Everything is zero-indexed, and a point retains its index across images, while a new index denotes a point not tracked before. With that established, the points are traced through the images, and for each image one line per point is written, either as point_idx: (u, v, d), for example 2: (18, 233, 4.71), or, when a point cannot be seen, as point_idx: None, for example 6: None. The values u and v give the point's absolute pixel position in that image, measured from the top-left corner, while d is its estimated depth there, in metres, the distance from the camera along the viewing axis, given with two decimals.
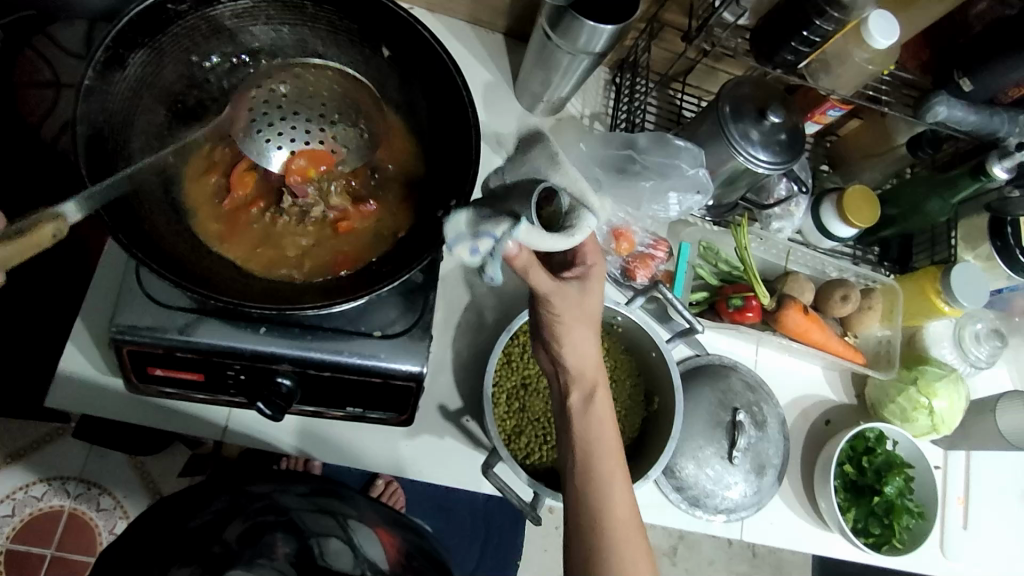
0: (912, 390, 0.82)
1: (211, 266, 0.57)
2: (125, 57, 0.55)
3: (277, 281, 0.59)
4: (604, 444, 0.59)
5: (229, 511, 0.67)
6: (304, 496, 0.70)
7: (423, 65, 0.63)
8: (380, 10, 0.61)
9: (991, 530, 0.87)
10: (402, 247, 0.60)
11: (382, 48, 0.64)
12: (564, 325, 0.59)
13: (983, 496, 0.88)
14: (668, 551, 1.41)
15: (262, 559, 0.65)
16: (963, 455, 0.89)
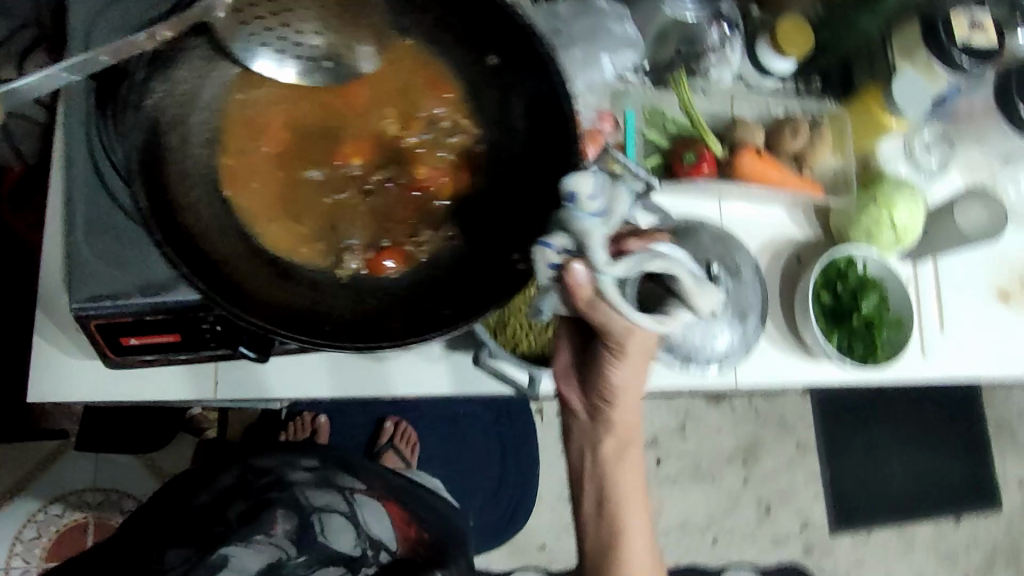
0: (872, 207, 0.84)
1: (274, 288, 0.58)
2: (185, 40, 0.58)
3: (321, 284, 0.59)
4: (628, 493, 0.76)
5: (231, 491, 0.94)
6: (309, 475, 0.98)
7: (530, 71, 0.61)
8: (496, 16, 0.60)
9: (966, 330, 0.93)
10: (472, 289, 0.60)
11: (490, 55, 0.62)
12: (623, 387, 0.69)
13: (955, 299, 0.93)
14: (679, 426, 1.69)
15: (260, 535, 0.90)
16: (932, 264, 0.94)
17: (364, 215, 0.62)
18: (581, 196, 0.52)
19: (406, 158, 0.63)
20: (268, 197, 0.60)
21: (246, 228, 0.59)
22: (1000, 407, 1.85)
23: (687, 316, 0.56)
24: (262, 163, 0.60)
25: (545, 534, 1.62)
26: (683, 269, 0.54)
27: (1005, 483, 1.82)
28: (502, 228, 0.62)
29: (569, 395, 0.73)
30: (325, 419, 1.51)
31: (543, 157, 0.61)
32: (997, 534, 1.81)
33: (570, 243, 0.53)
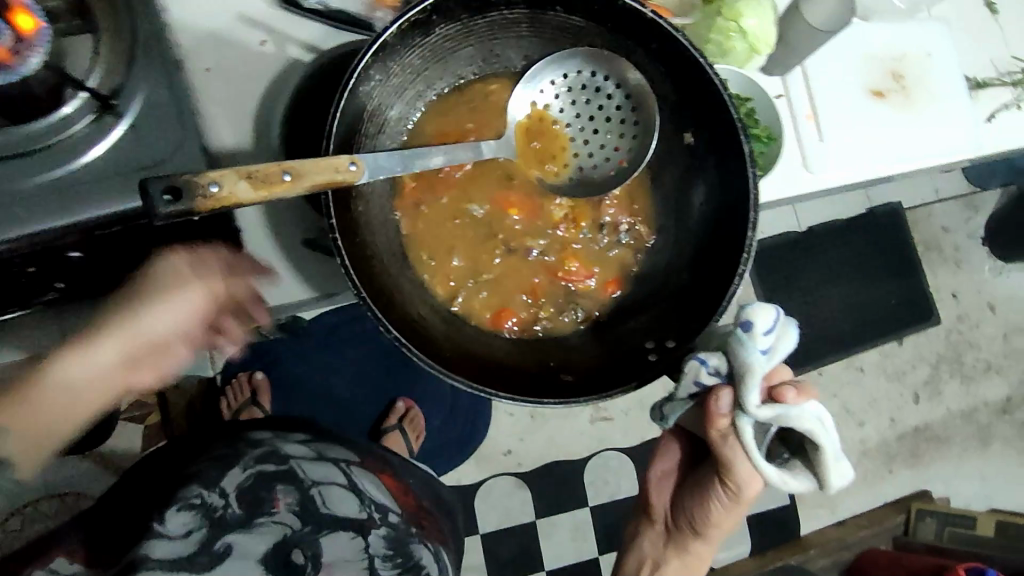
0: (719, 20, 0.82)
1: (454, 341, 0.81)
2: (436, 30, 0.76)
3: (449, 323, 0.83)
4: None
5: (226, 456, 1.00)
6: (307, 450, 1.04)
7: (726, 187, 0.81)
8: (708, 129, 0.80)
9: (842, 133, 0.94)
10: (605, 371, 0.82)
11: (686, 137, 0.83)
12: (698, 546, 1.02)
13: (828, 104, 0.94)
14: None
15: (264, 516, 0.97)
16: (800, 72, 0.93)
17: (512, 302, 0.88)
18: (754, 329, 0.78)
19: (571, 262, 0.90)
20: (439, 234, 0.87)
21: (416, 267, 0.85)
22: (924, 227, 1.90)
23: (808, 480, 0.79)
24: (449, 215, 0.88)
25: (508, 439, 1.60)
26: (822, 438, 0.75)
27: (939, 297, 1.89)
28: (664, 301, 0.86)
29: (661, 490, 1.06)
30: (262, 376, 1.47)
31: (715, 263, 0.82)
32: (940, 346, 1.87)
33: (722, 366, 0.81)
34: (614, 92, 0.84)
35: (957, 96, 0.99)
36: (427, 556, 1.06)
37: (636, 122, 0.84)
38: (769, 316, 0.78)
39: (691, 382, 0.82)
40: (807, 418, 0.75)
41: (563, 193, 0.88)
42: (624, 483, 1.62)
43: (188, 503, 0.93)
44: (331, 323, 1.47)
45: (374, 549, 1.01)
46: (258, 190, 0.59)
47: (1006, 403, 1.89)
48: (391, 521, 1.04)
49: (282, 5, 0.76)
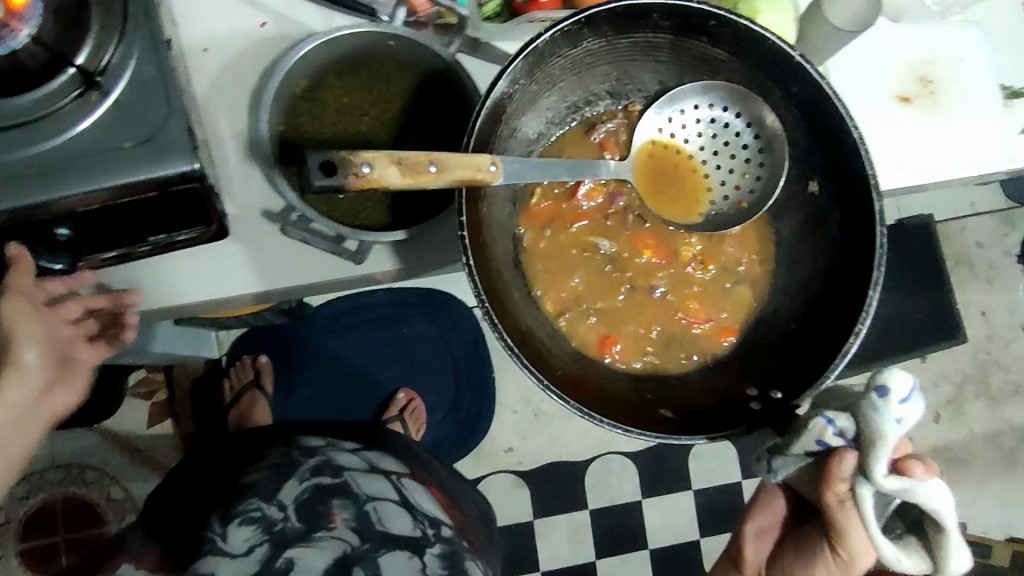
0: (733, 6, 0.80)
1: (559, 362, 0.78)
2: (580, 39, 0.74)
3: (556, 350, 0.80)
4: None
5: (273, 475, 0.93)
6: (358, 459, 0.97)
7: (850, 227, 0.76)
8: (840, 162, 0.75)
9: (862, 138, 0.90)
10: (707, 411, 0.79)
11: (809, 182, 0.79)
12: None
13: (847, 108, 0.90)
14: None
15: (321, 530, 0.88)
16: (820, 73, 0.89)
17: (620, 330, 0.85)
18: (892, 395, 0.67)
19: (676, 293, 0.87)
20: (553, 245, 0.85)
21: (530, 280, 0.83)
22: (956, 241, 1.83)
23: (922, 563, 0.73)
24: (560, 222, 0.85)
25: (512, 437, 1.59)
26: (951, 520, 0.70)
27: (967, 314, 1.82)
28: (775, 348, 0.82)
29: (755, 548, 1.02)
30: (267, 359, 1.50)
31: (835, 312, 0.77)
32: (966, 366, 1.81)
33: (850, 428, 0.72)
34: (745, 131, 0.82)
35: (991, 105, 0.93)
36: (478, 575, 0.95)
37: (762, 163, 0.82)
38: (909, 384, 0.68)
39: (813, 440, 0.73)
40: (940, 506, 0.69)
41: (688, 227, 0.85)
42: (626, 487, 1.60)
43: (248, 517, 0.89)
44: (339, 308, 1.52)
45: (431, 569, 0.89)
46: (405, 177, 0.60)
47: None
48: (446, 536, 0.94)
49: None
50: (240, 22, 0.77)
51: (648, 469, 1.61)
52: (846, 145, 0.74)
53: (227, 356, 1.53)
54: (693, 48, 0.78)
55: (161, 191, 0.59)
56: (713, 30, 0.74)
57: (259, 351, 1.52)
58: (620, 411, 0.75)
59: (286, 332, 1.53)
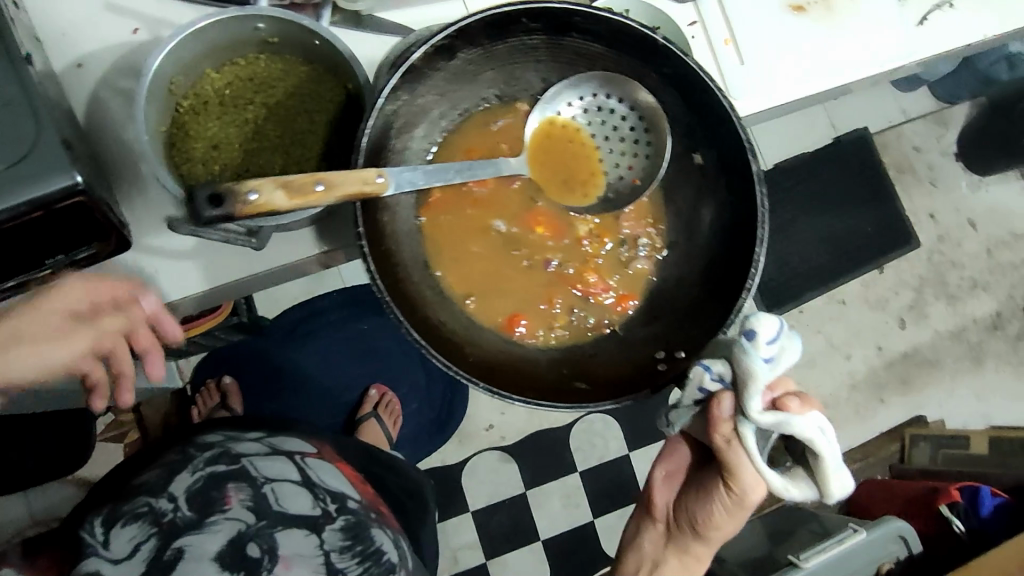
0: None
1: (459, 335, 0.77)
2: (455, 49, 0.74)
3: (451, 321, 0.78)
4: None
5: (173, 465, 1.03)
6: (260, 446, 1.08)
7: (740, 185, 0.76)
8: (717, 127, 0.76)
9: (765, 54, 0.90)
10: (621, 378, 0.79)
11: (694, 153, 0.80)
12: (701, 556, 0.94)
13: (746, 26, 0.90)
14: None
15: (216, 512, 0.96)
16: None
17: (531, 308, 0.83)
18: (759, 337, 0.67)
19: (574, 267, 0.85)
20: (449, 226, 0.82)
21: (427, 258, 0.80)
22: (895, 149, 1.85)
23: (811, 492, 0.71)
24: (459, 207, 0.83)
25: (490, 414, 1.59)
26: (825, 449, 0.68)
27: (916, 219, 1.84)
28: (685, 314, 0.81)
29: (661, 495, 0.98)
30: (232, 380, 1.48)
31: (733, 272, 0.77)
32: (922, 270, 1.83)
33: (727, 372, 0.72)
34: (629, 114, 0.82)
35: (885, 2, 0.95)
36: (386, 543, 1.02)
37: (649, 143, 0.82)
38: (776, 324, 0.67)
39: (691, 388, 0.75)
40: (815, 440, 0.68)
41: (580, 208, 0.85)
42: (611, 444, 1.62)
43: (135, 515, 0.96)
44: (295, 318, 1.51)
45: (330, 543, 0.97)
46: (293, 200, 0.59)
47: (995, 318, 1.85)
48: (349, 508, 1.01)
49: None
50: (114, 33, 0.74)
51: (629, 422, 1.63)
52: (719, 113, 0.75)
53: (190, 384, 1.52)
54: (568, 41, 0.77)
55: (46, 210, 0.58)
56: (584, 27, 0.74)
57: (222, 373, 1.51)
58: (530, 389, 0.76)
59: (245, 348, 1.52)
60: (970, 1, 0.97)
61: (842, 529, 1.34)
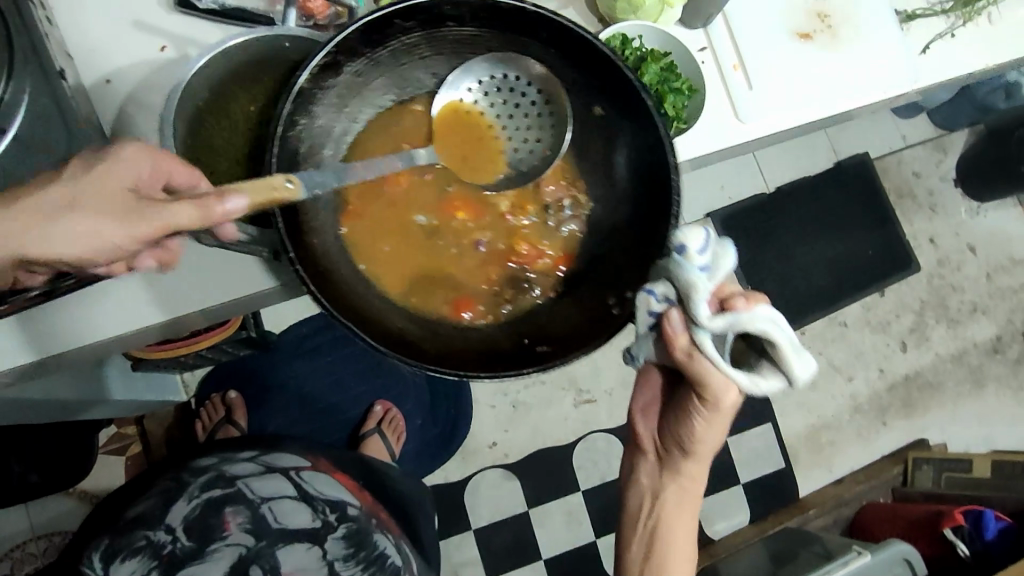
0: None
1: (412, 329, 0.74)
2: (340, 61, 0.71)
3: (399, 317, 0.75)
4: (678, 543, 0.94)
5: (167, 492, 1.02)
6: (254, 464, 1.06)
7: (642, 130, 0.74)
8: (612, 83, 0.73)
9: (774, 79, 0.92)
10: (578, 332, 0.76)
11: (595, 107, 0.77)
12: (697, 470, 0.92)
13: (754, 51, 0.92)
14: None
15: (216, 537, 0.97)
16: (721, 24, 0.92)
17: (475, 290, 0.79)
18: (690, 248, 0.65)
19: (497, 234, 0.81)
20: (370, 226, 0.78)
21: (352, 253, 0.76)
22: (895, 174, 1.87)
23: (778, 380, 0.65)
24: (373, 194, 0.78)
25: (494, 432, 1.59)
26: (778, 331, 0.63)
27: (917, 243, 1.86)
28: (618, 272, 0.77)
29: (648, 427, 0.94)
30: (236, 394, 1.48)
31: (654, 222, 0.74)
32: (923, 293, 1.85)
33: (671, 292, 0.69)
34: (528, 89, 0.78)
35: (889, 29, 0.97)
36: (390, 547, 1.02)
37: (552, 112, 0.78)
38: (704, 234, 0.66)
39: (641, 316, 0.70)
40: (764, 325, 0.63)
41: (497, 190, 0.81)
42: (614, 463, 1.62)
43: (133, 549, 0.95)
44: (300, 332, 1.52)
45: (333, 552, 0.98)
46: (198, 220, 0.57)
47: (996, 342, 1.86)
48: (351, 516, 1.01)
49: (181, 10, 0.76)
50: (141, 50, 0.76)
51: None
52: (602, 58, 0.71)
53: (195, 398, 1.52)
54: (445, 26, 0.73)
55: None
56: (456, 14, 0.72)
57: (226, 388, 1.51)
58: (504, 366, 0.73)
59: (251, 363, 1.53)
60: (969, 32, 1.00)
61: (846, 551, 1.34)
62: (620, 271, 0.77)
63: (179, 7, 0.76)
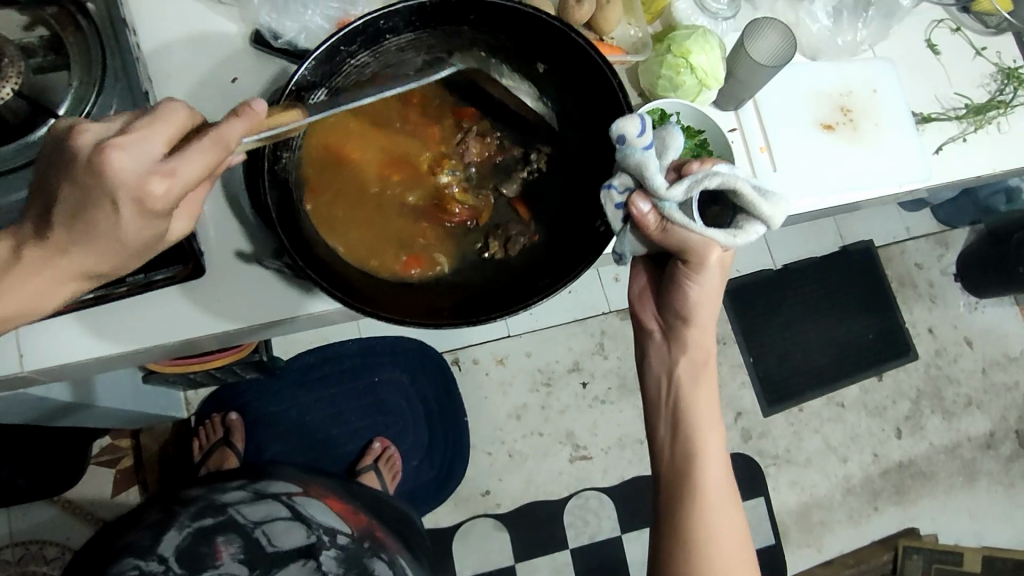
0: (669, 58, 0.86)
1: (391, 295, 0.76)
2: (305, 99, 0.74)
3: (376, 282, 0.77)
4: (709, 421, 0.82)
5: (158, 518, 0.98)
6: (244, 492, 1.03)
7: (581, 69, 0.77)
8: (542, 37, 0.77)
9: (795, 163, 0.98)
10: (560, 257, 0.79)
11: (536, 64, 0.80)
12: (702, 331, 0.82)
13: (779, 136, 0.99)
14: (597, 349, 1.69)
15: (210, 566, 0.94)
16: (751, 109, 0.99)
17: (418, 248, 0.81)
18: (629, 135, 0.69)
19: (436, 188, 0.84)
20: (326, 201, 0.79)
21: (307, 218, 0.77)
22: (898, 263, 1.93)
23: (756, 227, 0.68)
24: (321, 163, 0.79)
25: (487, 479, 1.59)
26: (740, 182, 0.66)
27: (916, 332, 1.90)
28: (564, 208, 0.83)
29: (644, 304, 0.86)
30: (237, 417, 1.48)
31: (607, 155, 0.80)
32: (920, 381, 1.88)
33: (627, 178, 0.71)
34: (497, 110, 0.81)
35: (905, 127, 1.03)
36: (384, 565, 0.99)
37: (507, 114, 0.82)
38: (638, 118, 0.69)
39: (611, 212, 0.72)
40: (729, 180, 0.66)
41: (421, 148, 0.84)
42: (605, 523, 1.61)
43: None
44: (308, 361, 1.55)
45: (327, 567, 0.96)
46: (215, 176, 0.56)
47: (989, 438, 1.88)
48: (340, 543, 0.99)
49: (256, 47, 0.80)
50: (210, 75, 0.80)
51: (624, 502, 1.62)
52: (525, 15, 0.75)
53: (195, 417, 1.52)
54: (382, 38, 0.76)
55: None
56: (393, 27, 0.75)
57: (228, 409, 1.52)
58: (487, 309, 0.76)
59: (255, 387, 1.54)
60: (979, 137, 1.06)
61: None
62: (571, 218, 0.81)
63: (255, 44, 0.80)
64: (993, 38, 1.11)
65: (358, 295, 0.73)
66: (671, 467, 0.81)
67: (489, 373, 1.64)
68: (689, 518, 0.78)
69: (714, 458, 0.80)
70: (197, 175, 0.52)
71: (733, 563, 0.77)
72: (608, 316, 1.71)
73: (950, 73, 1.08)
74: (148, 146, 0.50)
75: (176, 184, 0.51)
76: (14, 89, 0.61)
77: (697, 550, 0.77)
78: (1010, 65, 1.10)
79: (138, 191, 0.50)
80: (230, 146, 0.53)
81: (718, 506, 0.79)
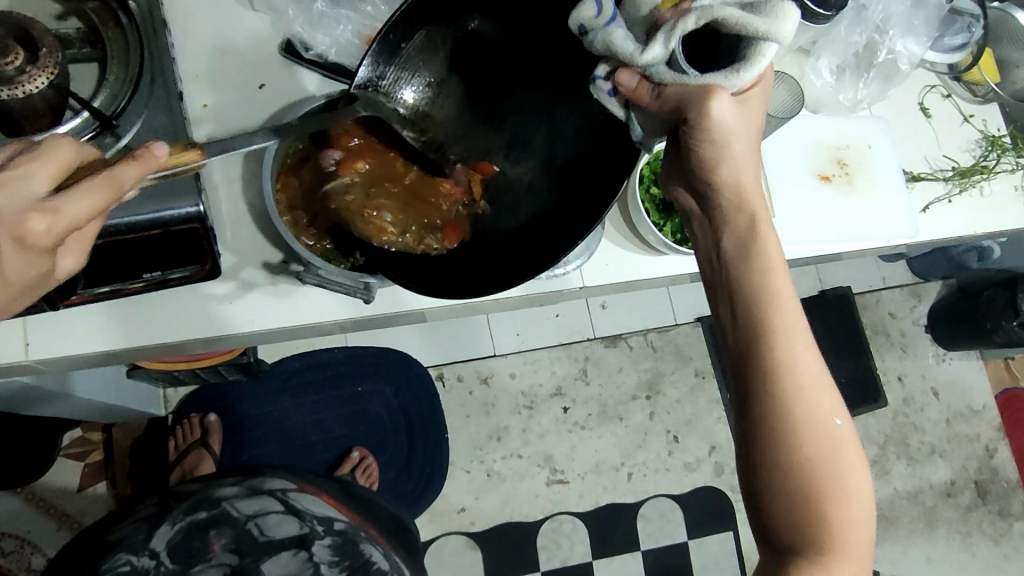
0: None
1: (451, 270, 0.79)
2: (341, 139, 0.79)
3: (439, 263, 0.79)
4: (778, 280, 0.67)
5: (153, 511, 0.97)
6: (239, 488, 1.00)
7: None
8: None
9: (793, 210, 1.03)
10: (585, 200, 0.77)
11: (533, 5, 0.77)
12: (751, 193, 0.70)
13: (780, 185, 1.03)
14: (581, 374, 1.72)
15: (202, 559, 0.96)
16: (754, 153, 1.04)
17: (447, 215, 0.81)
18: (588, 18, 0.68)
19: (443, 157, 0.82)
20: (361, 205, 0.79)
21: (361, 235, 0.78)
22: (873, 311, 2.00)
23: (758, 53, 0.63)
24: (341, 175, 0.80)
25: (464, 497, 1.59)
26: (718, 11, 0.62)
27: (886, 379, 1.96)
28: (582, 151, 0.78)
29: (676, 185, 0.75)
30: (216, 418, 1.46)
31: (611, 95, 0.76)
32: (887, 427, 1.94)
33: (606, 66, 0.70)
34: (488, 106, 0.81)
35: (896, 183, 1.08)
36: (378, 555, 1.00)
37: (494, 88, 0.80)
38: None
39: (607, 102, 0.71)
40: (707, 14, 0.63)
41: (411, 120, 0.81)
42: (577, 547, 1.62)
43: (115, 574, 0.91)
44: (292, 366, 1.54)
45: (319, 558, 0.98)
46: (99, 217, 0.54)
47: (950, 486, 1.93)
48: (336, 530, 1.00)
49: (284, 55, 0.82)
50: (238, 80, 0.82)
51: (597, 528, 1.64)
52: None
53: (174, 415, 1.50)
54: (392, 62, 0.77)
55: (160, 230, 0.63)
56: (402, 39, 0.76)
57: (208, 410, 1.50)
58: (540, 256, 0.76)
59: (237, 389, 1.52)
60: (963, 199, 1.11)
61: None
62: (594, 170, 0.77)
63: (285, 52, 0.82)
64: (980, 106, 1.17)
65: (435, 279, 0.77)
66: (749, 379, 0.66)
67: (472, 391, 1.65)
68: (785, 433, 0.65)
69: (797, 349, 0.66)
70: (81, 217, 0.51)
71: (840, 452, 0.66)
72: (593, 343, 1.73)
73: (939, 136, 1.14)
74: (29, 185, 0.50)
75: (57, 221, 0.50)
76: (50, 79, 0.61)
77: (806, 472, 0.64)
78: (995, 133, 1.16)
79: (15, 230, 0.50)
80: (121, 191, 0.52)
81: (814, 407, 0.65)
